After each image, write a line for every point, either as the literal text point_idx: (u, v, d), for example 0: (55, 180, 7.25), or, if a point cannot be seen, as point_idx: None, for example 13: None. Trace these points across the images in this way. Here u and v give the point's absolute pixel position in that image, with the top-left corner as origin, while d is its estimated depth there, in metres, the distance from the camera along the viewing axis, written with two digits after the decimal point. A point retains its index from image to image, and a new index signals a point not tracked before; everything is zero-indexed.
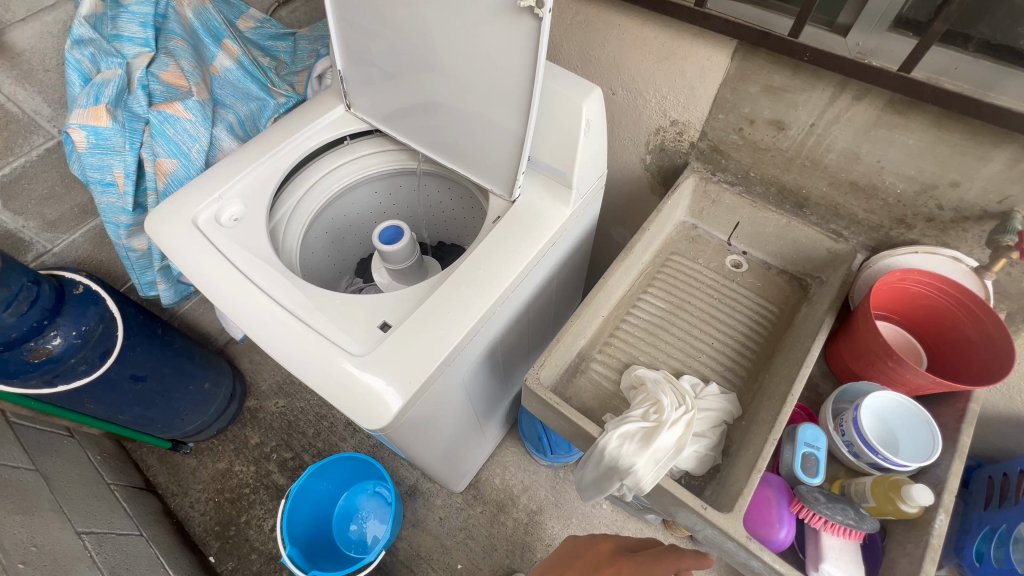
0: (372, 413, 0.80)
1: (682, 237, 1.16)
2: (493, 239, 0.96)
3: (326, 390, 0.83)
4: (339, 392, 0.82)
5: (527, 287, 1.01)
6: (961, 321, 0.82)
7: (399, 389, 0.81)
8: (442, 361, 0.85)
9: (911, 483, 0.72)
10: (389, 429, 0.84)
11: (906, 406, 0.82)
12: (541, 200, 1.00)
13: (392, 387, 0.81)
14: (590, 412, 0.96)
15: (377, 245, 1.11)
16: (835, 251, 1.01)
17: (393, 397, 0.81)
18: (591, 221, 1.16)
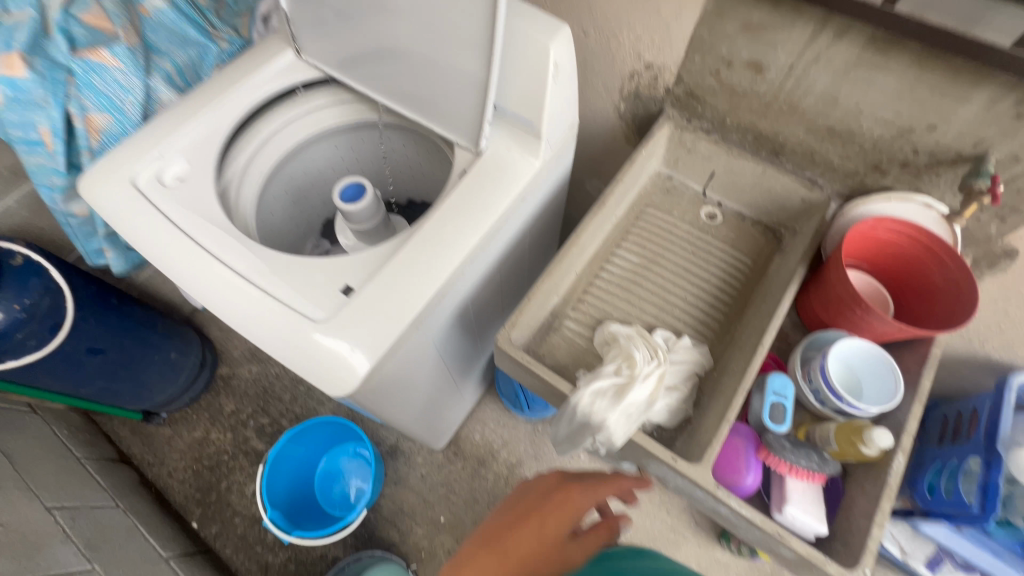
0: (338, 380, 0.78)
1: (657, 188, 1.13)
2: (459, 194, 0.90)
3: (289, 358, 0.80)
4: (302, 360, 0.79)
5: (497, 244, 0.98)
6: (927, 267, 0.83)
7: (365, 355, 0.78)
8: (409, 324, 0.82)
9: (873, 428, 0.75)
10: (356, 394, 0.82)
11: (872, 353, 0.83)
12: (509, 152, 0.94)
13: (357, 352, 0.78)
14: (563, 370, 0.95)
15: (338, 205, 1.05)
16: (809, 200, 1.00)
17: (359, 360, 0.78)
18: (564, 174, 1.11)
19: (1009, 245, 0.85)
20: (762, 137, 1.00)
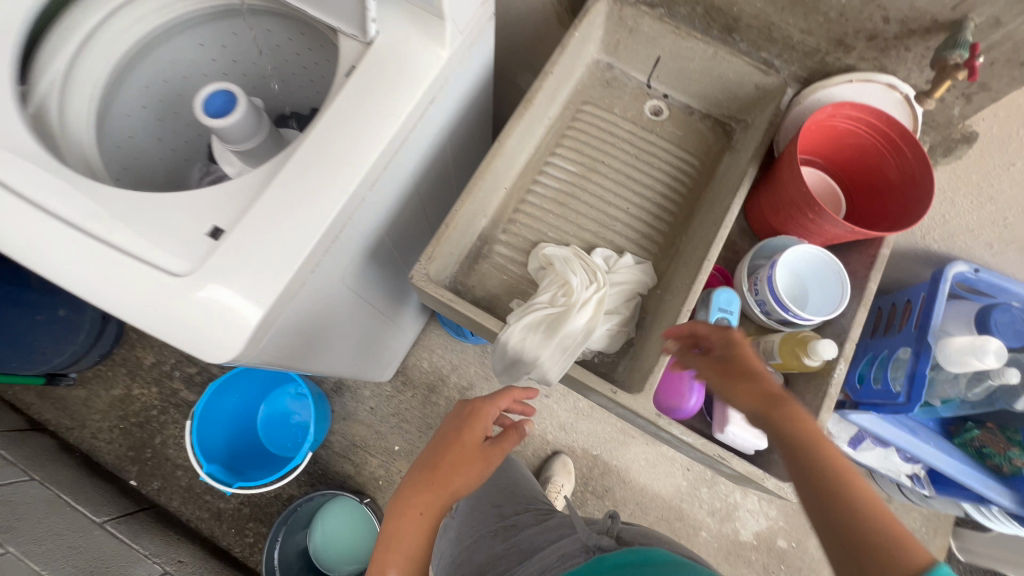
0: (217, 344, 0.64)
1: (595, 80, 0.98)
2: (346, 99, 0.71)
3: (152, 321, 0.64)
4: (169, 323, 0.64)
5: (406, 162, 0.81)
6: (884, 158, 0.75)
7: (246, 313, 0.64)
8: (298, 270, 0.67)
9: (818, 339, 0.71)
10: (247, 357, 0.69)
11: (820, 259, 0.77)
12: (405, 40, 0.74)
13: (236, 311, 0.64)
14: (495, 303, 0.85)
15: (203, 120, 0.83)
16: (763, 87, 0.87)
17: (248, 303, 0.65)
18: (483, 68, 0.92)
19: (970, 128, 0.78)
20: (712, 10, 0.84)
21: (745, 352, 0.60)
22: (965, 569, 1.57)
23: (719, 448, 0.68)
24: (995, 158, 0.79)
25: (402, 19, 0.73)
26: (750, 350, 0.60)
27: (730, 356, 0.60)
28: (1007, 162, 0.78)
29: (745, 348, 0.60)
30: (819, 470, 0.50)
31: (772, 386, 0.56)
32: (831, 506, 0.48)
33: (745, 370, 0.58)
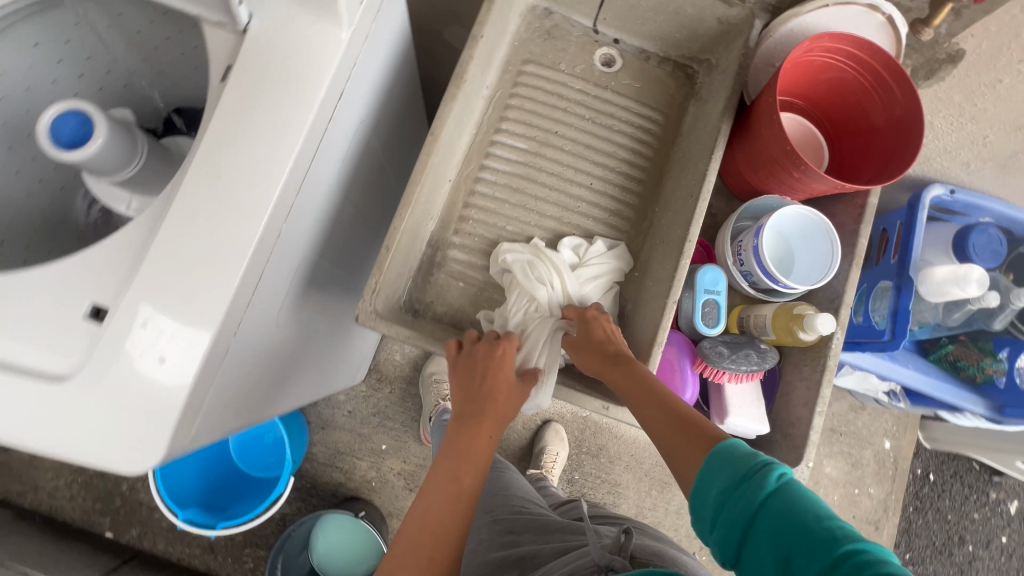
0: (129, 454, 0.51)
1: (533, 31, 0.83)
2: (228, 112, 0.56)
3: (33, 441, 0.50)
4: (60, 440, 0.50)
5: (324, 176, 0.67)
6: (867, 94, 0.67)
7: (157, 411, 0.52)
8: (213, 343, 0.54)
9: (813, 313, 0.66)
10: (177, 453, 0.56)
11: (808, 218, 0.70)
12: (289, 24, 0.56)
13: (144, 410, 0.51)
14: (460, 318, 0.76)
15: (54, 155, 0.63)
16: (726, 21, 0.75)
17: (171, 373, 0.52)
18: (398, 37, 0.75)
19: (956, 47, 0.69)
20: None
21: (604, 322, 0.68)
22: (933, 454, 1.69)
23: None
24: (981, 76, 0.71)
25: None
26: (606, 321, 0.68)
27: (592, 326, 0.67)
28: (993, 80, 0.71)
29: (606, 322, 0.68)
30: (657, 397, 0.56)
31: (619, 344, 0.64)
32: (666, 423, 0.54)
33: (605, 336, 0.66)
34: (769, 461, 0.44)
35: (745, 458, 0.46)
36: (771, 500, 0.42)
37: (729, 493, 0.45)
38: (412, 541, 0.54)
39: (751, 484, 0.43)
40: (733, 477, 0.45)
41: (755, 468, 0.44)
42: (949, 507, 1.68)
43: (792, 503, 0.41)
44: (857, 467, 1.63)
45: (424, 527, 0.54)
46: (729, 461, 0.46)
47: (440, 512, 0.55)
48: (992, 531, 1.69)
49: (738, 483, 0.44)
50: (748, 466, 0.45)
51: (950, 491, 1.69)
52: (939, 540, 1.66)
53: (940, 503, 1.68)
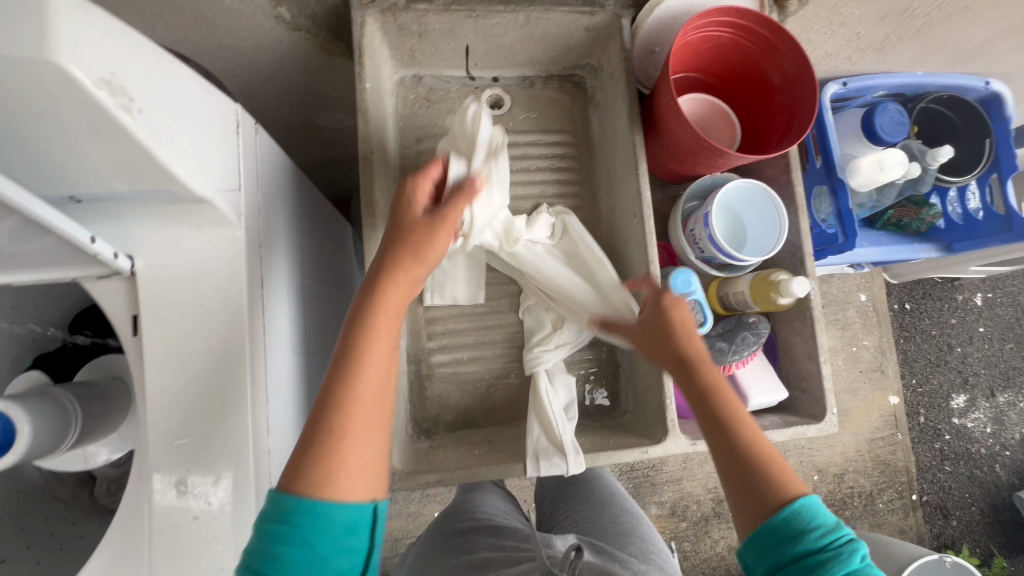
0: None
1: (413, 103, 0.79)
2: (158, 368, 0.50)
3: None
4: None
5: (287, 359, 0.62)
6: (752, 53, 0.70)
7: None
8: None
9: (787, 277, 0.68)
10: None
11: (743, 187, 0.71)
12: (178, 248, 0.51)
13: None
14: (472, 416, 0.75)
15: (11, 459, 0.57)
16: (594, 28, 0.73)
17: None
18: (287, 176, 0.69)
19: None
20: None
21: (683, 312, 0.61)
22: (903, 285, 1.66)
23: None
24: None
25: (153, 224, 0.50)
26: (683, 310, 0.61)
27: (671, 323, 0.60)
28: None
29: (683, 306, 0.61)
30: (725, 411, 0.53)
31: (694, 342, 0.58)
32: (725, 439, 0.52)
33: (682, 325, 0.60)
34: (846, 535, 0.45)
35: (815, 518, 0.46)
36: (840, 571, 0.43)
37: (787, 544, 0.46)
38: (325, 424, 0.47)
39: (823, 551, 0.44)
40: (801, 534, 0.45)
41: (832, 538, 0.45)
42: (932, 325, 1.67)
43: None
44: (847, 327, 1.61)
45: (347, 404, 0.47)
46: (801, 521, 0.46)
47: (363, 385, 0.49)
48: (970, 326, 1.69)
49: (810, 547, 0.45)
50: (814, 528, 0.46)
51: (929, 309, 1.67)
52: (933, 356, 1.66)
53: (925, 323, 1.66)
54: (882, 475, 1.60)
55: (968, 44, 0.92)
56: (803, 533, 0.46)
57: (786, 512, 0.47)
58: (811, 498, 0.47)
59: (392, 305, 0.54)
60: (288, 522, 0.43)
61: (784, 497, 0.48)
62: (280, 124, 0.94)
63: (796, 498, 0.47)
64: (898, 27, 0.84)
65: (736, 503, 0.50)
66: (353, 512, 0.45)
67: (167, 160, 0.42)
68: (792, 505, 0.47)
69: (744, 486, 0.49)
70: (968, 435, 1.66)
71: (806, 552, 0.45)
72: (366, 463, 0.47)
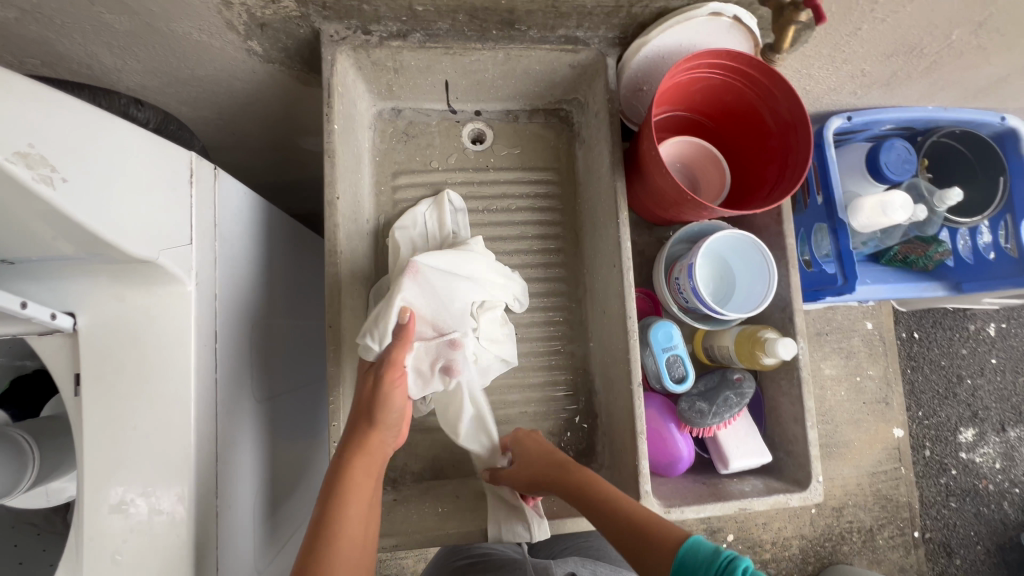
0: None
1: (390, 137, 0.77)
2: (99, 431, 0.49)
3: None
4: None
5: (246, 410, 0.60)
6: (745, 96, 0.66)
7: None
8: None
9: (774, 336, 0.64)
10: None
11: (730, 236, 0.67)
12: (123, 306, 0.49)
13: None
14: (441, 465, 0.72)
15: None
16: (579, 65, 0.70)
17: None
18: (256, 214, 0.67)
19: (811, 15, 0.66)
20: (478, 11, 0.62)
21: (533, 440, 0.66)
22: (911, 313, 1.59)
23: (735, 499, 0.63)
24: (841, 29, 0.69)
25: (96, 281, 0.48)
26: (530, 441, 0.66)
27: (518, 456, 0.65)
28: (853, 29, 0.69)
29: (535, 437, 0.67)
30: (604, 494, 0.57)
31: (554, 453, 0.63)
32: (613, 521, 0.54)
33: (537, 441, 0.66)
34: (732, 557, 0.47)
35: (709, 548, 0.49)
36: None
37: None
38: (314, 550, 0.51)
39: (723, 571, 0.47)
40: (702, 565, 0.48)
41: (725, 560, 0.47)
42: (941, 355, 1.60)
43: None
44: (852, 356, 1.53)
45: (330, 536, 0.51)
46: (699, 551, 0.48)
47: (346, 529, 0.52)
48: (982, 357, 1.62)
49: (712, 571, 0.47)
50: (711, 554, 0.48)
51: (938, 339, 1.60)
52: (941, 388, 1.59)
53: (933, 353, 1.59)
54: (883, 511, 1.52)
55: (983, 80, 0.87)
56: (703, 565, 0.48)
57: (681, 554, 0.49)
58: (696, 537, 0.50)
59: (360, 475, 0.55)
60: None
61: (675, 546, 0.50)
62: (261, 146, 0.92)
63: (681, 542, 0.50)
64: (906, 64, 0.80)
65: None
66: None
67: (98, 227, 0.40)
68: (683, 546, 0.49)
69: (645, 554, 0.51)
70: (975, 471, 1.59)
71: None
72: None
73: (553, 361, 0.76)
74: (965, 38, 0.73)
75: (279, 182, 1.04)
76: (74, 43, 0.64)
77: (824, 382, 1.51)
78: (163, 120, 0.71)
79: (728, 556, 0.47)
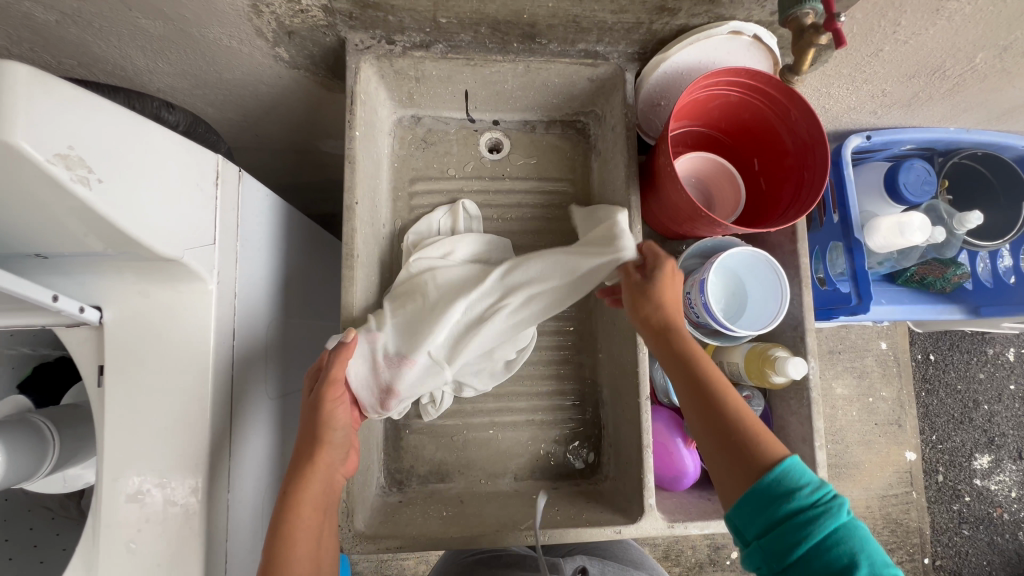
0: None
1: (408, 143, 0.78)
2: (117, 421, 0.50)
3: None
4: None
5: (259, 407, 0.61)
6: (763, 114, 0.66)
7: None
8: None
9: (785, 355, 0.64)
10: None
11: (744, 252, 0.67)
12: (148, 302, 0.50)
13: None
14: (446, 469, 0.73)
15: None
16: (597, 78, 0.71)
17: None
18: (277, 216, 0.68)
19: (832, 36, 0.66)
20: (500, 24, 0.63)
21: (673, 281, 0.59)
22: (928, 335, 1.56)
23: None
24: (862, 49, 0.69)
25: (124, 277, 0.50)
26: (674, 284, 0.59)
27: (657, 288, 0.58)
28: (874, 50, 0.69)
29: (675, 280, 0.59)
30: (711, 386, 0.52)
31: (678, 317, 0.57)
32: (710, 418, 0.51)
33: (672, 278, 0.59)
34: (832, 493, 0.43)
35: (803, 476, 0.45)
36: (831, 528, 0.42)
37: (773, 504, 0.44)
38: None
39: (812, 508, 0.43)
40: (790, 493, 0.44)
41: (820, 494, 0.43)
42: (957, 379, 1.57)
43: (854, 537, 0.41)
44: (864, 376, 1.50)
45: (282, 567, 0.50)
46: (793, 478, 0.44)
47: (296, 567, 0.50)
48: (1000, 383, 1.58)
49: (800, 504, 0.43)
50: (801, 486, 0.44)
51: (955, 362, 1.57)
52: (957, 412, 1.56)
53: (950, 377, 1.56)
54: (893, 535, 1.49)
55: (1008, 103, 0.86)
56: (794, 491, 0.44)
57: (775, 474, 0.45)
58: (796, 459, 0.46)
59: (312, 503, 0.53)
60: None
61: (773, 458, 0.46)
62: (282, 148, 0.94)
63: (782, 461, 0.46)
64: (928, 86, 0.79)
65: (724, 478, 0.49)
66: None
67: (129, 227, 0.42)
68: (780, 466, 0.45)
69: (736, 461, 0.48)
70: (990, 498, 1.55)
71: (796, 510, 0.43)
72: None
73: (561, 371, 0.76)
74: (989, 62, 0.72)
75: (297, 182, 1.06)
76: (111, 46, 0.67)
77: (835, 401, 1.48)
78: (191, 121, 0.73)
79: (822, 490, 0.43)
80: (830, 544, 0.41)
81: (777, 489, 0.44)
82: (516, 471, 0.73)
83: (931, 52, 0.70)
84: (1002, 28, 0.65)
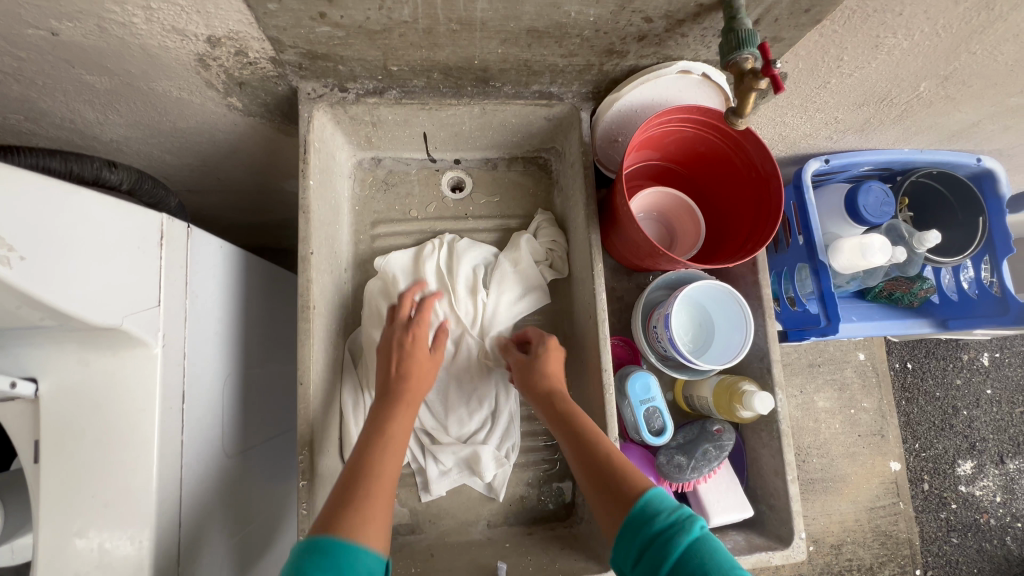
0: None
1: (368, 185, 0.78)
2: (55, 497, 0.48)
3: None
4: None
5: (212, 471, 0.59)
6: (718, 149, 0.67)
7: None
8: None
9: (752, 389, 0.64)
10: None
11: (708, 285, 0.67)
12: (86, 370, 0.48)
13: None
14: (417, 519, 0.70)
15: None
16: (554, 117, 0.71)
17: None
18: (231, 267, 0.66)
19: (778, 72, 0.68)
20: (452, 70, 0.63)
21: (554, 356, 0.66)
22: (903, 343, 1.58)
23: None
24: (810, 83, 0.71)
25: (60, 347, 0.48)
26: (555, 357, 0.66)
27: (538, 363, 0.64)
28: (822, 83, 0.71)
29: (559, 362, 0.66)
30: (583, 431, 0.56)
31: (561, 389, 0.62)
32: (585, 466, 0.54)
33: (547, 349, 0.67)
34: (688, 512, 0.46)
35: (664, 503, 0.47)
36: (693, 559, 0.42)
37: (642, 530, 0.46)
38: (355, 490, 0.50)
39: (670, 528, 0.45)
40: (650, 519, 0.46)
41: (677, 516, 0.46)
42: (936, 386, 1.58)
43: (708, 553, 0.42)
44: (845, 389, 1.51)
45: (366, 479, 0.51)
46: (651, 508, 0.46)
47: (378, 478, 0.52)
48: (977, 388, 1.60)
49: (659, 528, 0.45)
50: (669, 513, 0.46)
51: (931, 369, 1.59)
52: (937, 419, 1.57)
53: (928, 384, 1.58)
54: (883, 548, 1.48)
55: (956, 125, 0.89)
56: (654, 516, 0.46)
57: (641, 502, 0.48)
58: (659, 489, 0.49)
59: (402, 436, 0.56)
60: (308, 569, 0.43)
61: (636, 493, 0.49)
62: (244, 190, 0.92)
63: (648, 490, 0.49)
64: (878, 113, 0.81)
65: (606, 517, 0.50)
66: (373, 563, 0.46)
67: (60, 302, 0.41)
68: (644, 496, 0.48)
69: (611, 507, 0.50)
70: (976, 504, 1.56)
71: (654, 533, 0.45)
72: (384, 518, 0.49)
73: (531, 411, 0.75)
74: (932, 90, 0.75)
75: (258, 218, 1.04)
76: (57, 101, 0.65)
77: (817, 414, 1.48)
78: (138, 179, 0.71)
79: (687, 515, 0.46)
80: (686, 560, 0.42)
81: (637, 517, 0.47)
82: (489, 517, 0.71)
83: (877, 83, 0.71)
84: (939, 61, 0.67)
